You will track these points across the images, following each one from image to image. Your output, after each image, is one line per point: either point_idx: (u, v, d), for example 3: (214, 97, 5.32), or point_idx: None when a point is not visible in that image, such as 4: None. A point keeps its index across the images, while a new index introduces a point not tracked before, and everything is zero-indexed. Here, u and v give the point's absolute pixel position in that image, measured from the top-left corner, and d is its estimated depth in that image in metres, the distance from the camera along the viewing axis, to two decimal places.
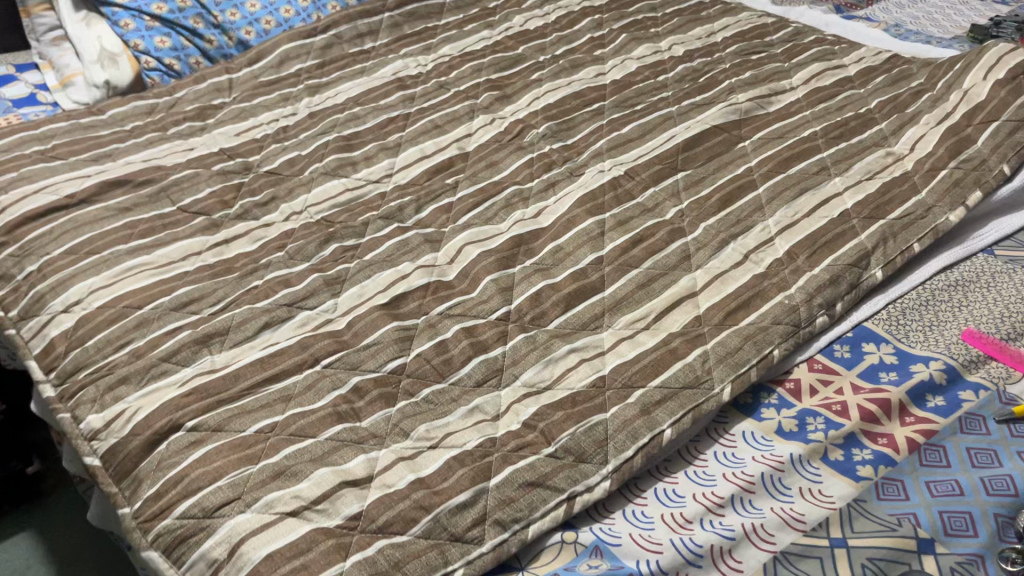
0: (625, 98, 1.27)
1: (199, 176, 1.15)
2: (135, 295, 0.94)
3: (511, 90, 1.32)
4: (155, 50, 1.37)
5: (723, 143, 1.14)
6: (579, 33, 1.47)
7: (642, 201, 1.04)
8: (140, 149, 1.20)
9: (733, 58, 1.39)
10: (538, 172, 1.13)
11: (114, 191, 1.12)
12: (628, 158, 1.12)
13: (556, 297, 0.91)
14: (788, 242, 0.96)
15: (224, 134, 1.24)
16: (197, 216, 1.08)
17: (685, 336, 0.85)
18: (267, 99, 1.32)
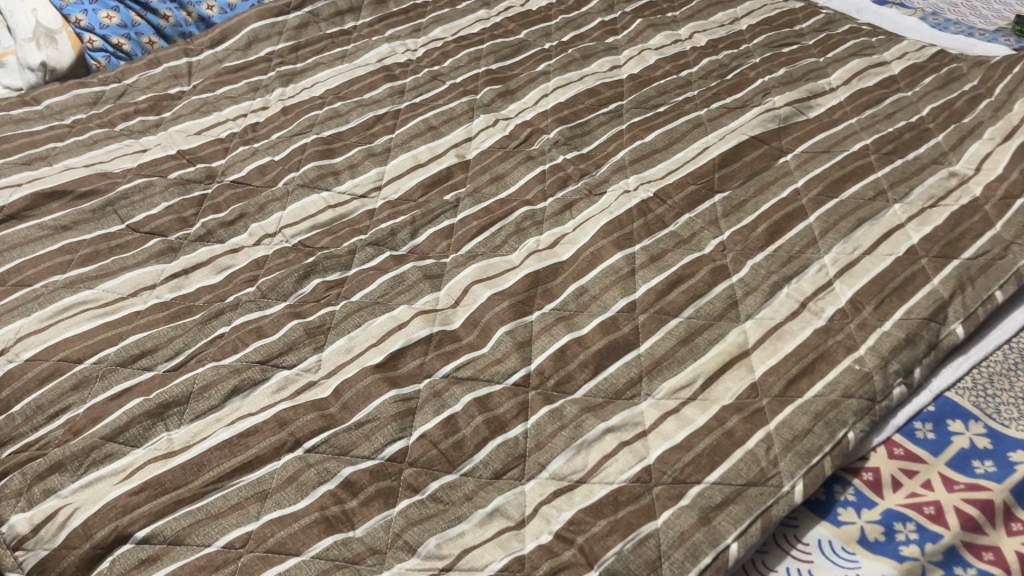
0: (645, 97, 1.12)
1: (153, 186, 0.97)
2: (74, 344, 0.78)
3: (515, 83, 1.15)
4: (99, 27, 1.18)
5: (763, 157, 0.99)
6: (588, 15, 1.30)
7: (676, 230, 0.89)
8: (82, 150, 1.02)
9: (763, 51, 1.23)
10: (553, 190, 0.97)
11: (49, 204, 0.94)
12: (655, 174, 0.97)
13: (585, 355, 0.76)
14: (851, 287, 0.82)
15: (183, 133, 1.07)
16: (152, 238, 0.92)
17: (742, 411, 0.71)
18: (233, 89, 1.15)
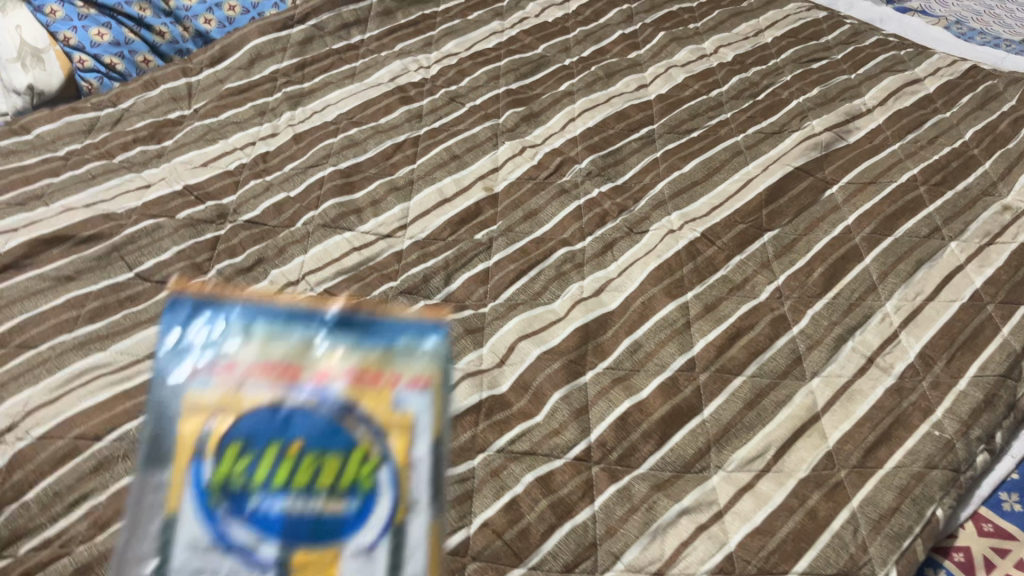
0: (678, 121, 1.06)
1: (161, 228, 0.90)
2: (91, 419, 0.72)
3: (538, 106, 1.09)
4: (91, 46, 1.09)
5: (809, 191, 0.95)
6: (608, 28, 1.24)
7: (728, 274, 0.85)
8: (81, 186, 0.94)
9: (793, 67, 1.18)
10: (590, 227, 0.92)
11: (50, 251, 0.87)
12: (698, 210, 0.92)
13: (648, 423, 0.71)
14: (918, 340, 0.78)
15: (187, 164, 0.99)
16: (165, 287, 0.85)
17: (821, 487, 0.68)
18: (238, 113, 1.07)
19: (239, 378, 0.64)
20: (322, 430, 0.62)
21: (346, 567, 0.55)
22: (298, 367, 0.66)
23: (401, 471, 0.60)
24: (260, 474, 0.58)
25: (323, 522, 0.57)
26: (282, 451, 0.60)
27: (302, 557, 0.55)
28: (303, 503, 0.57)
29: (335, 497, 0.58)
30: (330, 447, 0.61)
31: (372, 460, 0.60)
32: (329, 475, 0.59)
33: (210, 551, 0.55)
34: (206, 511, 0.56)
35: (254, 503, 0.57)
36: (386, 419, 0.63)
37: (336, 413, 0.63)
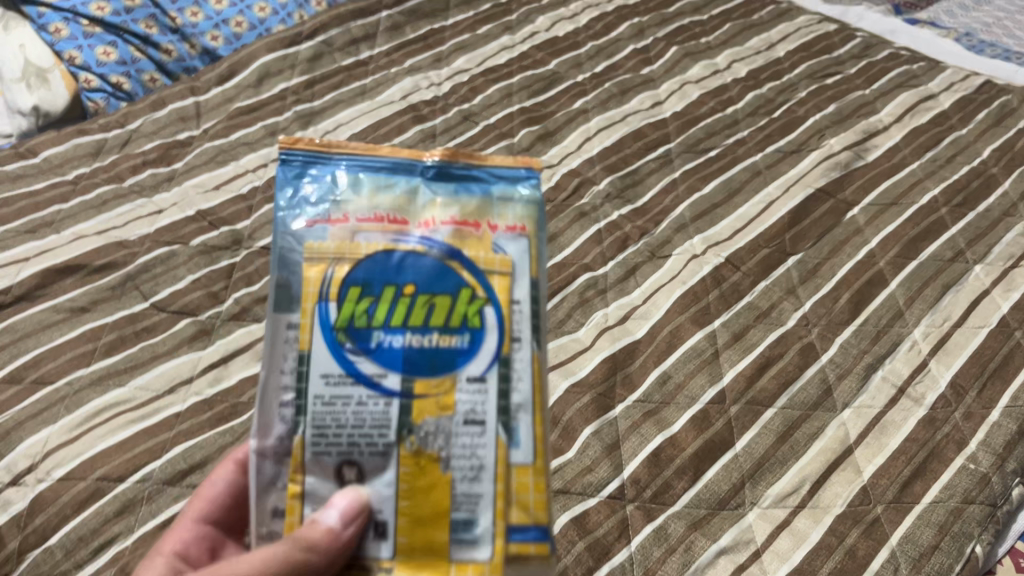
0: (694, 140, 1.05)
1: (175, 255, 0.89)
2: (113, 458, 0.71)
3: (552, 124, 1.08)
4: (96, 65, 1.07)
5: (831, 213, 0.94)
6: (619, 43, 1.23)
7: (755, 301, 0.84)
8: (91, 212, 0.92)
9: (807, 83, 1.17)
10: (612, 251, 0.91)
11: (63, 281, 0.85)
12: (720, 234, 0.91)
13: (682, 458, 0.71)
14: (948, 368, 0.78)
15: (199, 188, 0.97)
16: (181, 318, 0.83)
17: (859, 524, 0.67)
18: (248, 134, 1.05)
19: (343, 217, 0.49)
20: (441, 241, 0.49)
21: (463, 402, 0.46)
22: (399, 209, 0.50)
23: (512, 276, 0.49)
24: (381, 311, 0.47)
25: (442, 356, 0.47)
26: (388, 262, 0.48)
27: (421, 387, 0.46)
28: (421, 337, 0.47)
29: (455, 329, 0.47)
30: (443, 244, 0.49)
31: (492, 265, 0.49)
32: (444, 312, 0.47)
33: (343, 383, 0.45)
34: (334, 348, 0.46)
35: (372, 339, 0.46)
36: (502, 246, 0.50)
37: (453, 246, 0.49)
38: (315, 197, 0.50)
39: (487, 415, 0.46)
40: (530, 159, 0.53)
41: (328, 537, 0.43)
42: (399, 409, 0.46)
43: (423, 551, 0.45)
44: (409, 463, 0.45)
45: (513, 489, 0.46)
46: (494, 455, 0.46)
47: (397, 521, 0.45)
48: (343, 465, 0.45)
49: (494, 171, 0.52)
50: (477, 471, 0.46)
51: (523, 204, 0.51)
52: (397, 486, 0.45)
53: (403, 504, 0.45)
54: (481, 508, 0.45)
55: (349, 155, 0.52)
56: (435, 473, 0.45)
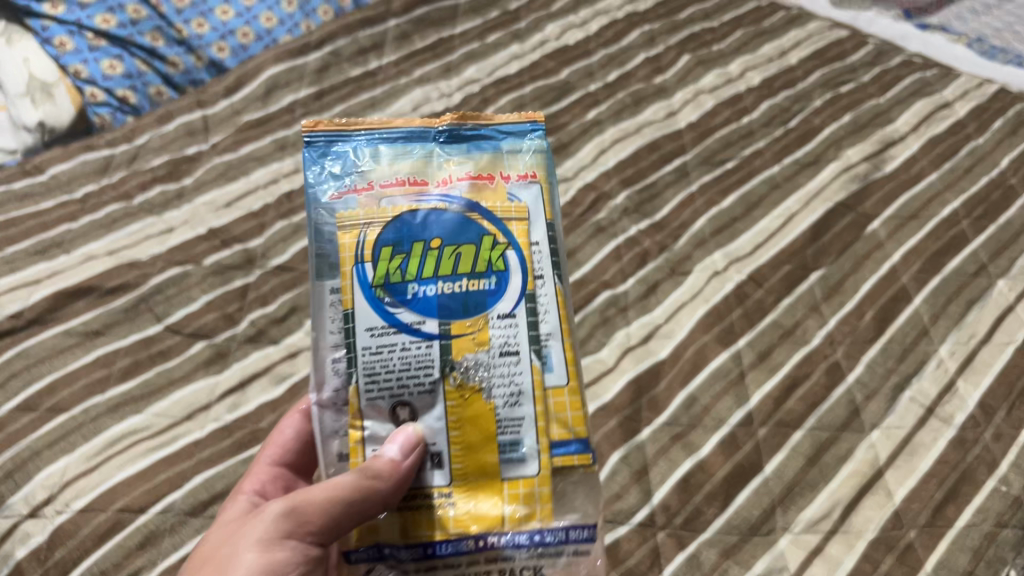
0: (710, 151, 1.04)
1: (188, 276, 0.87)
2: (132, 490, 0.70)
3: (566, 136, 1.07)
4: (102, 79, 1.05)
5: (851, 227, 0.93)
6: (631, 51, 1.22)
7: (778, 319, 0.83)
8: (101, 232, 0.91)
9: (821, 92, 1.16)
10: (631, 268, 0.90)
11: (75, 304, 0.83)
12: (741, 249, 0.90)
13: (711, 484, 0.70)
14: (976, 387, 0.77)
15: (210, 205, 0.96)
16: (196, 340, 0.82)
17: (893, 550, 0.66)
18: (258, 148, 1.04)
19: (371, 186, 0.56)
20: (460, 197, 0.56)
21: (496, 337, 0.54)
22: (420, 173, 0.57)
23: (528, 222, 0.57)
24: (413, 265, 0.54)
25: (473, 297, 0.54)
26: (414, 221, 0.55)
27: (456, 327, 0.53)
28: (452, 284, 0.54)
29: (482, 272, 0.54)
30: (463, 199, 0.56)
31: (508, 212, 0.56)
32: (471, 260, 0.54)
33: (387, 332, 0.52)
34: (374, 302, 0.53)
35: (408, 290, 0.53)
36: (515, 195, 0.57)
37: (471, 200, 0.56)
38: (343, 175, 0.57)
39: (519, 346, 0.54)
40: (533, 114, 0.61)
41: (392, 467, 0.50)
42: (440, 349, 0.53)
43: (477, 475, 0.52)
44: (455, 396, 0.52)
45: (551, 409, 0.54)
46: (530, 380, 0.53)
47: (451, 450, 0.52)
48: (397, 406, 0.52)
49: (501, 129, 0.60)
50: (516, 396, 0.53)
51: (530, 156, 0.59)
52: (446, 420, 0.52)
53: (454, 435, 0.52)
54: (525, 429, 0.53)
55: (368, 132, 0.59)
56: (479, 405, 0.52)
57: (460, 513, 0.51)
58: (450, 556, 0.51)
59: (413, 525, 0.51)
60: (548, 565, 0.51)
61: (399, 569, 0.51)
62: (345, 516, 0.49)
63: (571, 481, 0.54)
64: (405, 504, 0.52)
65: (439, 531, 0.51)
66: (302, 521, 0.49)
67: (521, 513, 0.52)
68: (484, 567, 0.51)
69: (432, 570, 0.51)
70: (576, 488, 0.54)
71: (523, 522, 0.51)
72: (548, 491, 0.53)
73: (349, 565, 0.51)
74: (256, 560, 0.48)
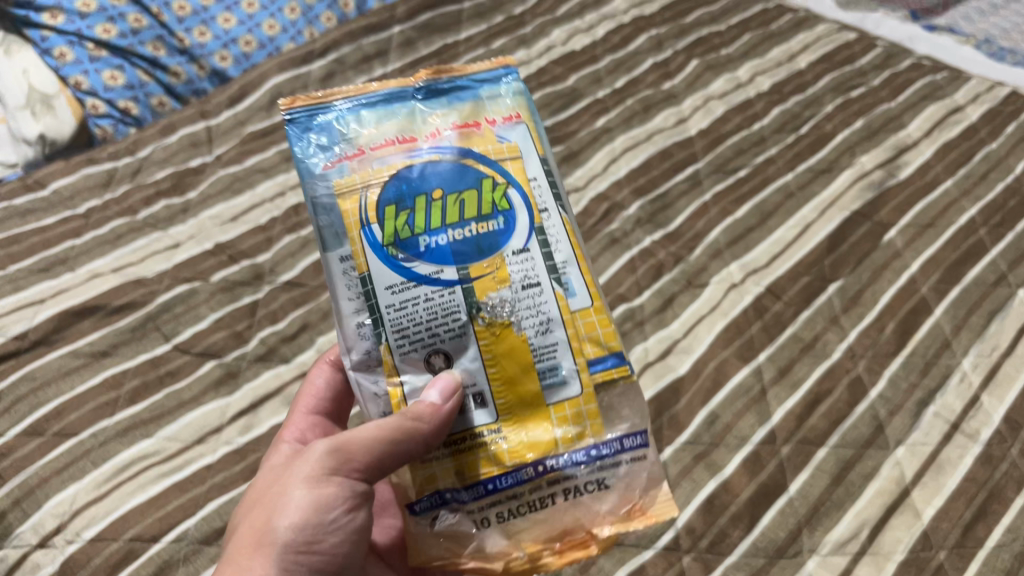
0: (723, 159, 1.03)
1: (196, 293, 0.85)
2: (145, 517, 0.69)
3: (576, 145, 1.06)
4: (103, 90, 1.03)
5: (868, 237, 0.92)
6: (639, 56, 1.20)
7: (798, 332, 0.82)
8: (105, 248, 0.89)
9: (832, 96, 1.15)
10: (646, 280, 0.88)
11: (80, 323, 0.81)
12: (757, 260, 0.89)
13: (737, 505, 0.69)
14: (1001, 402, 0.76)
15: (216, 219, 0.94)
16: (205, 360, 0.80)
17: (923, 572, 0.65)
18: (263, 160, 1.02)
19: (360, 151, 0.54)
20: (452, 146, 0.54)
21: (515, 272, 0.53)
22: (407, 128, 0.55)
23: (522, 158, 0.56)
24: (419, 218, 0.52)
25: (485, 240, 0.53)
26: (412, 175, 0.53)
27: (476, 270, 0.52)
28: (462, 230, 0.52)
29: (489, 214, 0.53)
30: (455, 148, 0.54)
31: (502, 154, 0.55)
32: (475, 204, 0.53)
33: (406, 287, 0.51)
34: (389, 261, 0.51)
35: (420, 244, 0.52)
36: (505, 136, 0.56)
37: (463, 147, 0.54)
38: (329, 144, 0.54)
39: (538, 276, 0.53)
40: (503, 58, 0.60)
41: (433, 410, 0.49)
42: (462, 293, 0.51)
43: (522, 407, 0.52)
44: (486, 334, 0.51)
45: (581, 330, 0.54)
46: (557, 306, 0.53)
47: (491, 387, 0.51)
48: (430, 356, 0.51)
49: (474, 77, 0.58)
50: (546, 324, 0.52)
51: (511, 98, 0.58)
52: (482, 359, 0.51)
53: (492, 372, 0.51)
54: (561, 353, 0.52)
55: (346, 99, 0.56)
56: (512, 338, 0.52)
57: (513, 445, 0.51)
58: (510, 488, 0.51)
59: (467, 467, 0.51)
60: (607, 476, 0.52)
61: (463, 510, 0.51)
62: (389, 454, 0.50)
63: (615, 393, 0.54)
64: (454, 446, 0.51)
65: (496, 467, 0.51)
66: (346, 458, 0.50)
67: (572, 433, 0.52)
68: (547, 490, 0.51)
69: (496, 504, 0.51)
70: (622, 400, 0.54)
71: (577, 441, 0.52)
72: (594, 407, 0.53)
73: (414, 517, 0.51)
74: (304, 496, 0.49)
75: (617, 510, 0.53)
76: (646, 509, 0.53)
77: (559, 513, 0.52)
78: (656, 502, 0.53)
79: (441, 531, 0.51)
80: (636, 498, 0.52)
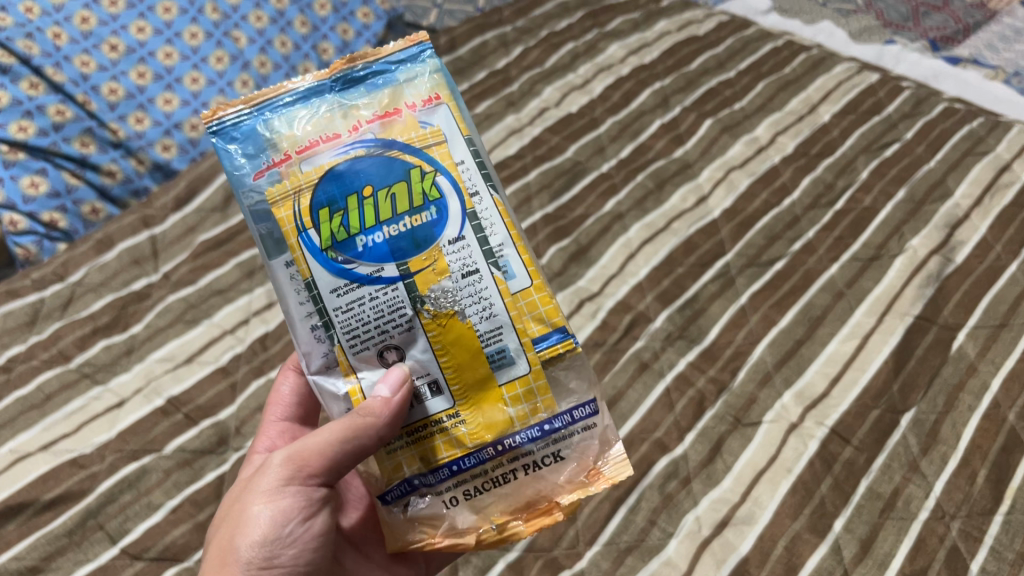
0: (754, 249, 0.90)
1: (147, 474, 0.70)
2: None
3: (584, 237, 0.92)
4: (23, 202, 0.87)
5: (937, 349, 0.78)
6: (645, 117, 1.06)
7: (873, 487, 0.69)
8: (31, 415, 0.73)
9: (866, 158, 1.01)
10: (687, 419, 0.75)
11: (5, 528, 0.66)
12: (812, 388, 0.76)
13: None
14: None
15: (168, 363, 0.79)
16: (164, 567, 0.65)
17: None
18: (220, 277, 0.86)
19: (285, 156, 0.50)
20: (375, 138, 0.50)
21: (454, 262, 0.50)
22: (328, 123, 0.51)
23: (447, 143, 0.51)
24: (353, 218, 0.49)
25: (420, 232, 0.50)
26: (341, 173, 0.50)
27: (415, 265, 0.49)
28: (397, 225, 0.49)
29: (421, 206, 0.50)
30: (378, 140, 0.50)
31: (426, 140, 0.51)
32: (406, 198, 0.50)
33: (350, 288, 0.49)
34: (328, 265, 0.49)
35: (356, 244, 0.49)
36: (426, 121, 0.51)
37: (386, 138, 0.50)
38: (256, 152, 0.51)
39: (477, 262, 0.50)
40: (417, 34, 0.54)
41: (383, 405, 0.48)
42: (404, 289, 0.49)
43: (476, 389, 0.50)
44: (433, 327, 0.49)
45: (523, 311, 0.51)
46: (498, 292, 0.50)
47: (445, 376, 0.50)
48: (383, 352, 0.50)
49: (390, 59, 0.53)
50: (490, 309, 0.50)
51: (428, 77, 0.53)
52: (432, 349, 0.50)
53: (443, 361, 0.50)
54: (507, 335, 0.50)
55: (264, 103, 0.52)
56: (458, 327, 0.50)
57: (472, 427, 0.50)
58: (474, 468, 0.50)
59: (430, 452, 0.50)
60: (562, 448, 0.51)
61: (432, 493, 0.51)
62: (344, 458, 0.49)
63: (562, 366, 0.52)
64: (414, 434, 0.51)
65: (458, 450, 0.50)
66: (301, 467, 0.50)
67: (525, 410, 0.51)
68: (508, 467, 0.51)
69: (462, 484, 0.50)
70: (569, 373, 0.52)
71: (530, 417, 0.51)
72: (544, 381, 0.51)
73: (389, 505, 0.51)
74: (263, 511, 0.49)
75: (576, 477, 0.52)
76: (604, 472, 0.52)
77: (523, 486, 0.51)
78: (613, 463, 0.52)
79: (414, 517, 0.51)
80: (594, 463, 0.51)
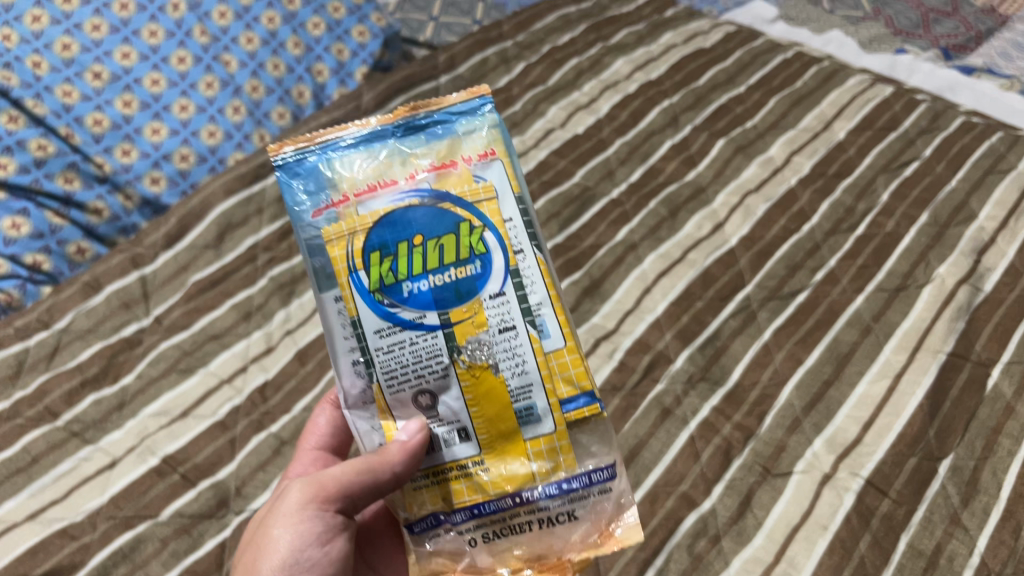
0: (775, 280, 0.86)
1: (144, 543, 0.66)
2: None
3: (596, 270, 0.88)
4: (4, 245, 0.82)
5: (972, 389, 0.74)
6: (654, 138, 1.02)
7: (914, 543, 0.65)
8: (18, 480, 0.68)
9: (885, 178, 0.97)
10: (714, 470, 0.71)
11: None
12: (844, 433, 0.72)
13: None
14: None
15: (162, 418, 0.74)
16: None
17: None
18: (216, 320, 0.82)
19: (345, 196, 0.49)
20: (429, 189, 0.49)
21: (492, 316, 0.48)
22: (387, 169, 0.50)
23: (498, 199, 0.50)
24: (403, 264, 0.48)
25: (464, 284, 0.48)
26: (393, 220, 0.49)
27: (455, 315, 0.48)
28: (442, 275, 0.48)
29: (466, 259, 0.48)
30: (431, 191, 0.49)
31: (477, 194, 0.49)
32: (454, 249, 0.48)
33: (393, 331, 0.48)
34: (374, 306, 0.48)
35: (403, 289, 0.48)
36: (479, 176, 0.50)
37: (439, 191, 0.49)
38: (317, 189, 0.50)
39: (514, 319, 0.49)
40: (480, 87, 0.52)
41: (400, 447, 0.47)
42: (444, 338, 0.48)
43: (502, 440, 0.49)
44: (467, 377, 0.48)
45: (554, 371, 0.50)
46: (532, 351, 0.49)
47: (474, 424, 0.49)
48: (417, 395, 0.48)
49: (452, 110, 0.52)
50: (523, 368, 0.49)
51: (486, 132, 0.51)
52: (464, 398, 0.48)
53: (473, 411, 0.48)
54: (536, 394, 0.49)
55: (331, 141, 0.51)
56: (489, 380, 0.48)
57: (494, 476, 0.49)
58: (494, 514, 0.49)
59: (452, 494, 0.49)
60: (577, 508, 0.50)
61: (455, 531, 0.50)
62: (364, 486, 0.48)
63: (586, 431, 0.51)
64: (438, 475, 0.49)
65: (479, 495, 0.49)
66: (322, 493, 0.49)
67: (547, 467, 0.49)
68: (525, 518, 0.50)
69: (481, 528, 0.50)
70: (591, 438, 0.51)
71: (551, 474, 0.49)
72: (568, 442, 0.50)
73: (412, 534, 0.51)
74: (283, 535, 0.48)
75: (586, 538, 0.51)
76: (616, 535, 0.51)
77: (535, 538, 0.50)
78: (625, 528, 0.51)
79: (434, 551, 0.50)
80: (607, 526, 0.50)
